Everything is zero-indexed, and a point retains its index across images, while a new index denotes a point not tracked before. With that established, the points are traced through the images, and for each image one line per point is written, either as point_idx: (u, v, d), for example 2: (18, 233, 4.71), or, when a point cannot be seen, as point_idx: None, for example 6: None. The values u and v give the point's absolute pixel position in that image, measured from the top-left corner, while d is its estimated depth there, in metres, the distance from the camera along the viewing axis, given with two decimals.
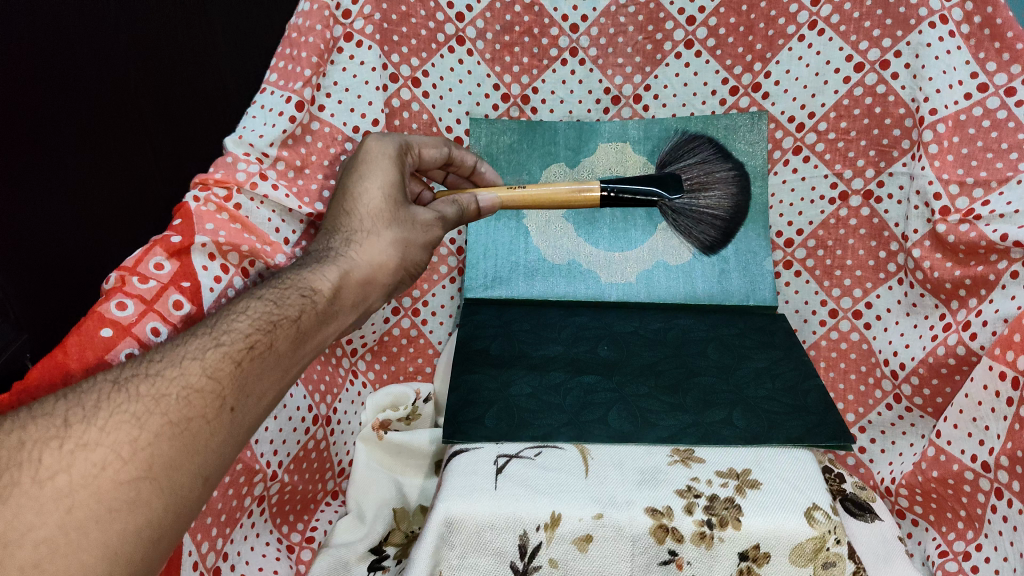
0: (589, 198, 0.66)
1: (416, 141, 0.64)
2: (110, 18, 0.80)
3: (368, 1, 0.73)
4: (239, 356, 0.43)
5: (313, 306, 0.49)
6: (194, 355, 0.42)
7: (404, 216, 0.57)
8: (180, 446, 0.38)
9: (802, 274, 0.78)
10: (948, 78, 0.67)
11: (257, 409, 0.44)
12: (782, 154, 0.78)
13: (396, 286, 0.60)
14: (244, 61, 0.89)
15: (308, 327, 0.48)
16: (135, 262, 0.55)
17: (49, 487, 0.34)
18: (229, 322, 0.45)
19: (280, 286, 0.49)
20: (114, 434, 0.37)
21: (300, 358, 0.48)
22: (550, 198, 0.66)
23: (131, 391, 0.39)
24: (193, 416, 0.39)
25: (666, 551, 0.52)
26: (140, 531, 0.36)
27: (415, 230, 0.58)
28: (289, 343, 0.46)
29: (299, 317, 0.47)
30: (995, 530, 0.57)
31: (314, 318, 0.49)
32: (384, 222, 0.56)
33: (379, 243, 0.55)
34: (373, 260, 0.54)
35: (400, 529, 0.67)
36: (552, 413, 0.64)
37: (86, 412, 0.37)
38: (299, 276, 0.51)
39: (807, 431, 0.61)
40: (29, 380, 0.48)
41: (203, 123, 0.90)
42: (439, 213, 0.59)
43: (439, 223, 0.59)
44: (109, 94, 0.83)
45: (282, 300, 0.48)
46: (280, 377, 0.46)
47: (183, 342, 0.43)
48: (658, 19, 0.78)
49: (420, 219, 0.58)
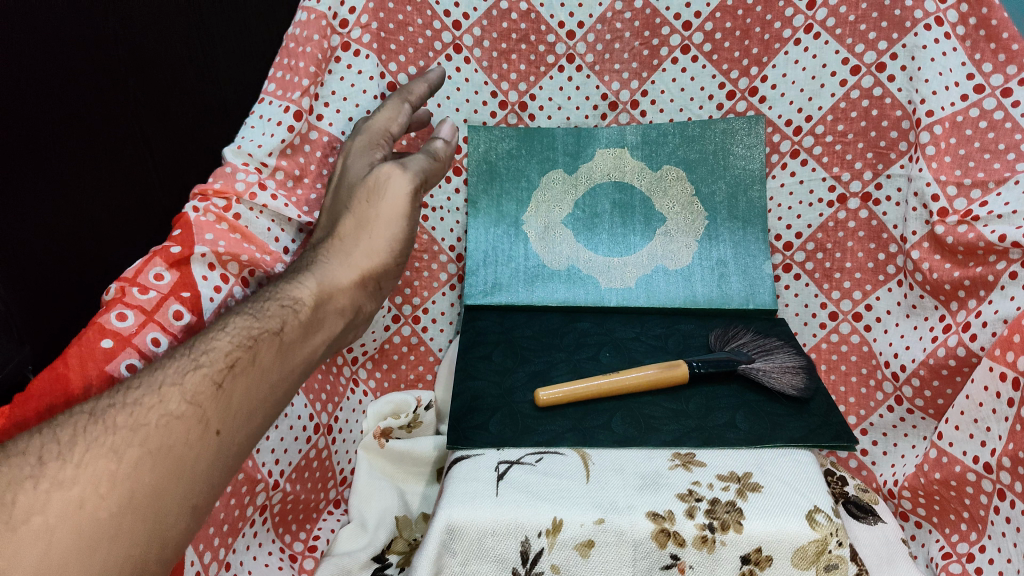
0: (675, 375, 0.65)
1: (376, 121, 0.66)
2: (108, 25, 0.72)
3: (365, 11, 0.73)
4: (220, 376, 0.44)
5: (296, 317, 0.51)
6: (174, 380, 0.43)
7: (371, 188, 0.59)
8: (162, 476, 0.39)
9: (802, 278, 0.79)
10: (943, 80, 0.67)
11: (247, 427, 0.45)
12: (779, 157, 0.79)
13: (388, 275, 0.60)
14: (245, 70, 0.87)
15: (292, 339, 0.50)
16: (136, 273, 0.55)
17: (25, 528, 0.35)
18: (210, 341, 0.46)
19: (262, 300, 0.51)
20: (93, 469, 0.38)
21: (290, 370, 0.50)
22: (615, 377, 0.65)
23: (109, 422, 0.40)
24: (176, 444, 0.40)
25: (668, 555, 0.52)
26: (123, 562, 0.37)
27: (386, 198, 0.59)
28: (273, 356, 0.48)
29: (281, 329, 0.49)
30: (998, 532, 0.57)
31: (297, 327, 0.51)
32: (357, 206, 0.59)
33: (359, 228, 0.58)
34: (358, 251, 0.58)
35: (402, 537, 0.66)
36: (555, 418, 0.64)
37: (62, 448, 0.38)
38: (280, 289, 0.52)
39: (810, 432, 0.61)
40: (29, 393, 0.47)
41: (203, 134, 0.86)
42: (403, 163, 0.61)
43: (403, 169, 0.60)
44: (107, 107, 0.75)
45: (263, 313, 0.50)
46: (268, 391, 0.48)
47: (163, 366, 0.44)
48: (655, 24, 0.78)
49: (390, 184, 0.59)
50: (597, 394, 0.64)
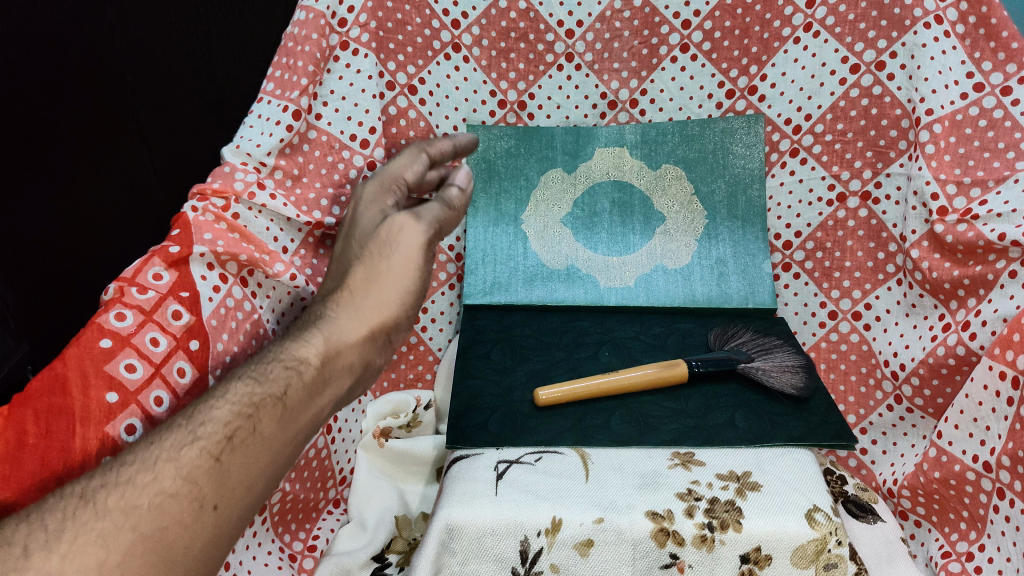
0: (674, 374, 0.65)
1: (391, 170, 0.62)
2: (105, 22, 0.72)
3: (364, 10, 0.73)
4: (218, 450, 0.43)
5: (299, 379, 0.49)
6: (170, 457, 0.42)
7: (382, 240, 0.56)
8: (153, 561, 0.38)
9: (801, 277, 0.79)
10: (943, 79, 0.67)
11: (245, 500, 0.44)
12: (779, 156, 0.79)
13: (398, 328, 0.57)
14: (242, 67, 0.86)
15: (294, 403, 0.48)
16: (134, 272, 0.54)
17: None
18: (209, 411, 0.45)
19: (264, 363, 0.49)
20: (79, 559, 0.36)
21: (292, 436, 0.48)
22: (615, 376, 0.65)
23: (100, 505, 0.38)
24: (169, 526, 0.39)
25: (667, 555, 0.52)
26: None
27: (397, 251, 0.56)
28: (274, 424, 0.46)
29: (283, 394, 0.48)
30: (998, 531, 0.57)
31: (300, 390, 0.49)
32: (366, 257, 0.56)
33: (369, 282, 0.55)
34: (366, 304, 0.54)
35: (401, 536, 0.66)
36: (554, 417, 0.64)
37: (48, 537, 0.36)
38: (284, 349, 0.51)
39: (809, 431, 0.61)
40: (30, 393, 0.47)
41: (202, 133, 0.85)
42: (417, 212, 0.57)
43: (418, 220, 0.57)
44: (104, 104, 0.75)
45: (265, 377, 0.48)
46: (271, 460, 0.46)
47: (159, 440, 0.43)
48: (654, 23, 0.78)
49: (402, 235, 0.56)
50: (597, 394, 0.64)
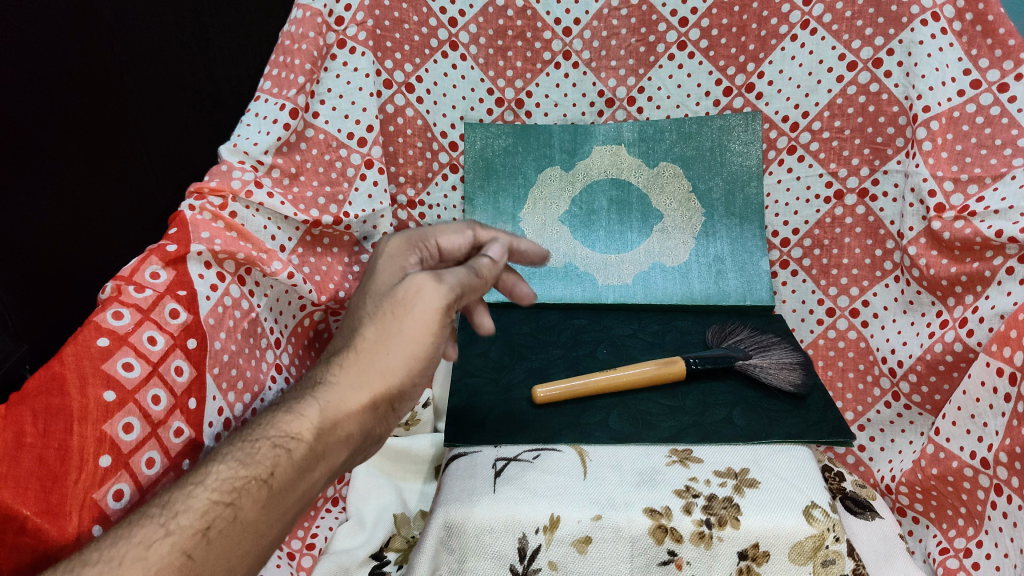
0: (673, 371, 0.65)
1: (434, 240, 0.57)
2: (102, 21, 0.72)
3: (361, 9, 0.73)
4: (193, 543, 0.38)
5: (287, 457, 0.43)
6: (140, 552, 0.36)
7: (396, 300, 0.48)
8: None
9: (798, 274, 0.79)
10: (940, 75, 0.67)
11: None
12: (777, 154, 0.79)
13: (405, 396, 0.49)
14: (239, 66, 0.87)
15: (281, 485, 0.42)
16: (132, 271, 0.54)
17: None
18: (188, 497, 0.40)
19: (252, 438, 0.44)
20: None
21: (277, 520, 0.43)
22: (613, 373, 0.65)
23: None
24: None
25: (666, 552, 0.52)
26: None
27: (413, 314, 0.48)
28: (257, 510, 0.41)
29: (269, 476, 0.42)
30: (996, 527, 0.57)
31: (288, 471, 0.43)
32: (378, 318, 0.48)
33: (379, 345, 0.47)
34: (371, 370, 0.47)
35: (400, 534, 0.67)
36: (553, 414, 0.64)
37: None
38: (273, 420, 0.45)
39: (807, 427, 0.62)
40: (25, 391, 0.45)
41: (200, 131, 0.86)
42: (439, 274, 0.49)
43: (439, 281, 0.48)
44: (101, 102, 0.75)
45: (251, 457, 0.43)
46: (251, 547, 0.41)
47: (131, 530, 0.37)
48: (651, 21, 0.78)
49: (420, 298, 0.48)
50: (595, 391, 0.65)
